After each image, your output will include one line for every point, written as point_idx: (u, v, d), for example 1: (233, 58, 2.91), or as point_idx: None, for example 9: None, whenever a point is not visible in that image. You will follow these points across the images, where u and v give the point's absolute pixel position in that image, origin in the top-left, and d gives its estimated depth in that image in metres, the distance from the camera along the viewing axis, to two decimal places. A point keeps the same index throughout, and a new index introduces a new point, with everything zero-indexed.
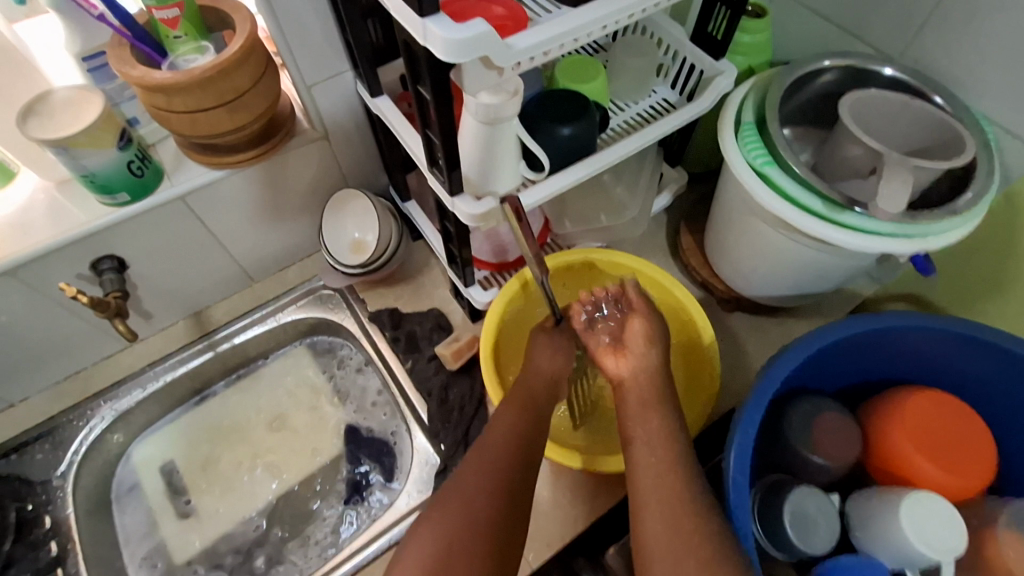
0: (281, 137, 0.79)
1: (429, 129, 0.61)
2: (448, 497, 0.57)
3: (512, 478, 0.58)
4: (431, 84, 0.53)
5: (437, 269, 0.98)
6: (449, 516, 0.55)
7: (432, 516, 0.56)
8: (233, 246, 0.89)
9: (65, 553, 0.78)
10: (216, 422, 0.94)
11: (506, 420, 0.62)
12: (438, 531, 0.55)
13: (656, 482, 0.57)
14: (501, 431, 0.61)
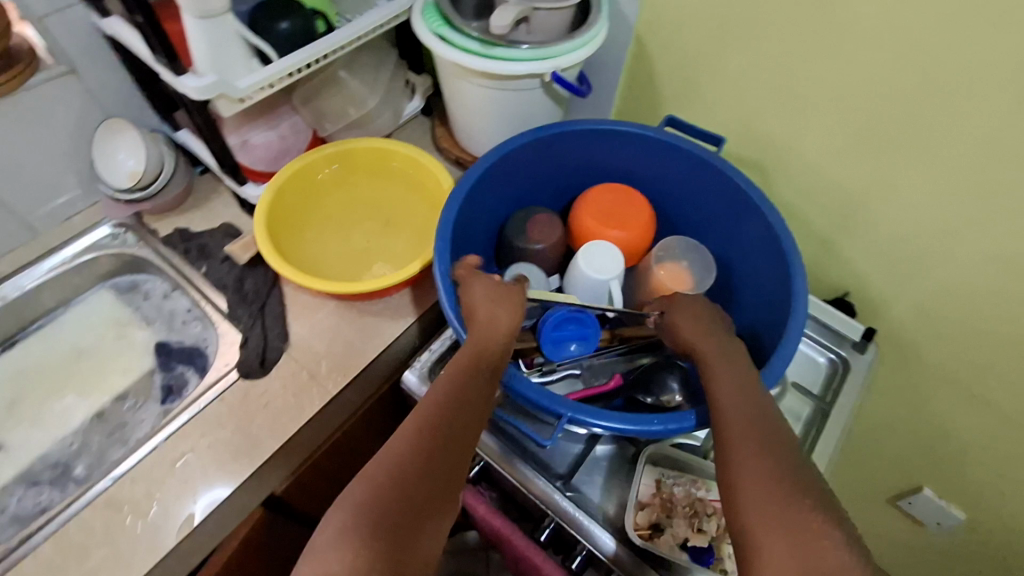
0: (23, 67, 0.86)
1: (136, 19, 0.75)
2: (387, 448, 0.61)
3: (452, 435, 0.63)
4: None
5: (225, 192, 1.08)
6: (383, 474, 0.58)
7: (362, 477, 0.58)
8: (3, 191, 0.94)
9: None
10: (22, 368, 0.97)
11: (447, 384, 0.67)
12: (377, 475, 0.58)
13: (744, 436, 0.60)
14: (447, 393, 0.66)
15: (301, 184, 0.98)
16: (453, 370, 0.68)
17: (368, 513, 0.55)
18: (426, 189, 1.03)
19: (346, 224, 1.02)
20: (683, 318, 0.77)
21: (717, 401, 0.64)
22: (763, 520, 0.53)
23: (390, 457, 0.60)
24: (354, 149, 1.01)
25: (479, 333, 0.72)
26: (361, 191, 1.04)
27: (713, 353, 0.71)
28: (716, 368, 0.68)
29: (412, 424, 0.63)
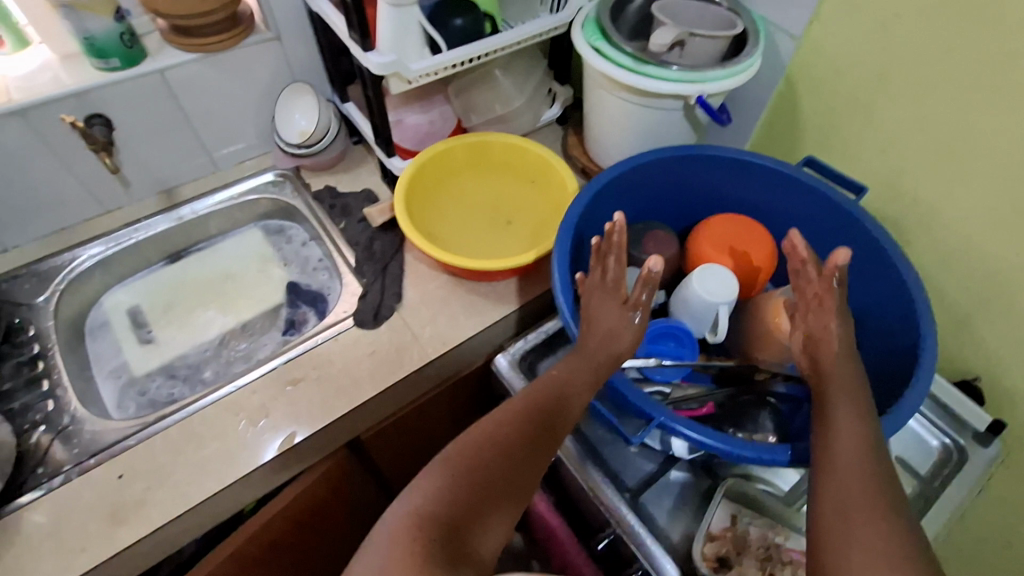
0: (242, 28, 1.03)
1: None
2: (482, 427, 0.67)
3: (540, 433, 0.69)
4: None
5: (372, 161, 1.21)
6: (477, 448, 0.65)
7: (459, 444, 0.65)
8: (202, 129, 1.10)
9: (45, 352, 0.94)
10: (182, 278, 1.12)
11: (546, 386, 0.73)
12: (473, 447, 0.65)
13: (854, 472, 0.61)
14: (544, 395, 0.72)
15: (440, 165, 1.07)
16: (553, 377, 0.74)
17: (462, 478, 0.62)
18: (550, 191, 1.08)
19: (471, 218, 1.09)
20: (822, 316, 0.73)
21: (837, 433, 0.64)
22: (864, 561, 0.54)
23: (485, 434, 0.66)
24: (489, 151, 1.09)
25: (590, 341, 0.76)
26: (487, 191, 1.12)
27: (842, 377, 0.69)
28: (840, 396, 0.67)
29: (509, 412, 0.69)
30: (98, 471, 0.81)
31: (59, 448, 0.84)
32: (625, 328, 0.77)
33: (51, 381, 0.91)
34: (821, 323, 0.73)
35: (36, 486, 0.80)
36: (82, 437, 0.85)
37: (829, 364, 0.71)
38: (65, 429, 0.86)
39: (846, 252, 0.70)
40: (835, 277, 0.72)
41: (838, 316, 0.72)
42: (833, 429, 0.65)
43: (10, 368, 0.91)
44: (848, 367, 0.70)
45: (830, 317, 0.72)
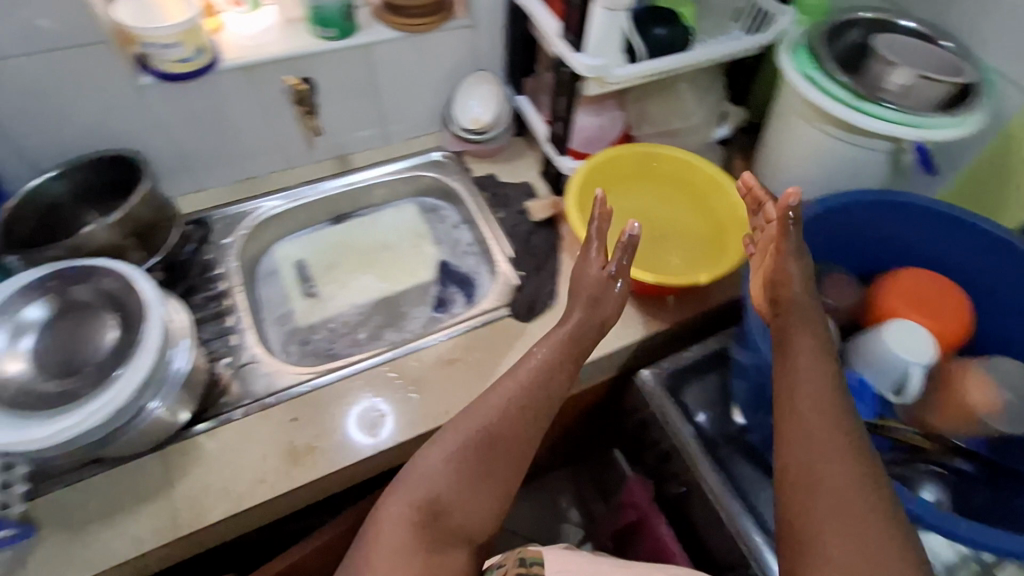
0: (439, 18, 1.06)
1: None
2: (485, 401, 0.74)
3: (549, 406, 0.76)
4: None
5: (533, 155, 1.23)
6: (491, 419, 0.72)
7: (474, 414, 0.73)
8: (386, 102, 1.16)
9: (229, 291, 1.01)
10: (342, 241, 1.19)
11: (535, 367, 0.76)
12: (482, 423, 0.72)
13: (822, 448, 0.59)
14: (527, 375, 0.76)
15: (609, 170, 1.07)
16: (547, 352, 0.78)
17: (478, 445, 0.71)
18: (716, 214, 1.06)
19: (624, 222, 1.09)
20: (774, 258, 0.74)
21: (800, 370, 0.65)
22: (832, 509, 0.56)
23: (496, 410, 0.73)
24: (671, 166, 1.08)
25: (576, 323, 0.81)
26: (649, 201, 1.11)
27: (790, 305, 0.71)
28: (799, 329, 0.69)
29: (505, 389, 0.75)
30: (274, 411, 0.88)
31: (240, 383, 0.91)
32: (608, 288, 0.84)
33: (234, 319, 0.98)
34: (780, 264, 0.73)
35: (222, 414, 0.87)
36: (260, 377, 0.92)
37: (784, 305, 0.72)
38: (245, 366, 0.93)
39: (797, 193, 0.72)
40: (792, 220, 0.73)
41: (794, 255, 0.73)
42: (796, 363, 0.66)
43: (201, 300, 0.99)
44: (813, 310, 0.71)
45: (786, 259, 0.73)
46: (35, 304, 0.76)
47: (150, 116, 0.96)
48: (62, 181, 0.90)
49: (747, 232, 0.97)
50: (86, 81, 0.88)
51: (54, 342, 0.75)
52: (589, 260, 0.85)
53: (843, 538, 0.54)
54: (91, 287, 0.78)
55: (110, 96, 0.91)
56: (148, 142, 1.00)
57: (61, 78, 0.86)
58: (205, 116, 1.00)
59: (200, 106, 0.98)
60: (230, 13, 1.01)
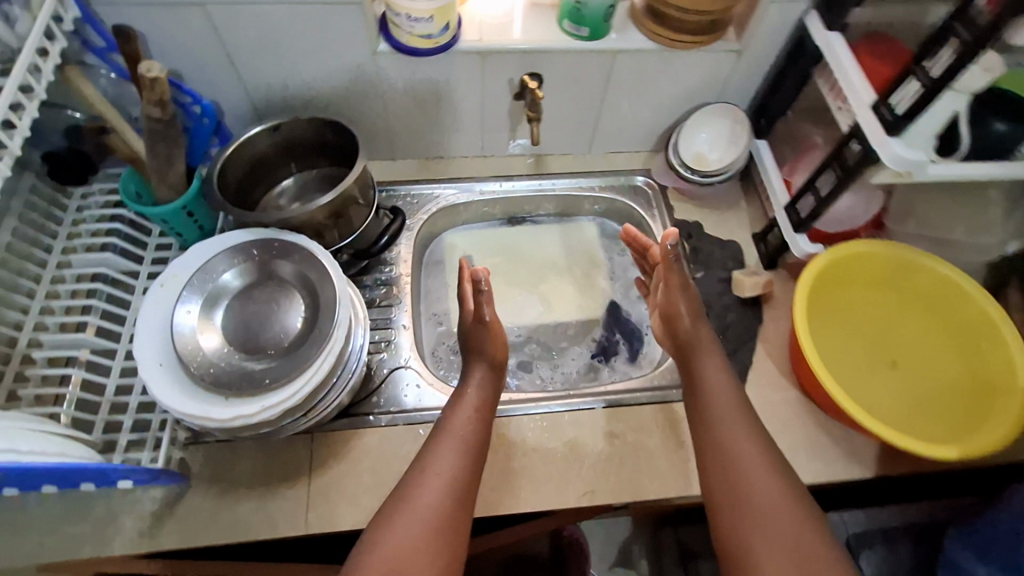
0: (709, 38, 0.89)
1: (923, 71, 0.65)
2: (442, 457, 0.71)
3: (484, 453, 0.75)
4: (981, 26, 0.58)
5: (748, 211, 1.06)
6: (457, 468, 0.71)
7: (436, 464, 0.70)
8: (605, 112, 1.02)
9: (399, 278, 0.98)
10: (512, 248, 1.11)
11: (468, 427, 0.75)
12: (453, 470, 0.70)
13: (766, 497, 0.66)
14: (467, 409, 0.77)
15: (854, 267, 0.89)
16: (465, 415, 0.76)
17: (451, 504, 0.68)
18: (982, 363, 0.84)
19: (852, 339, 0.91)
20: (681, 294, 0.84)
21: (710, 392, 0.77)
22: (758, 532, 0.64)
23: (440, 462, 0.70)
24: (941, 292, 0.87)
25: (477, 387, 0.81)
26: (895, 324, 0.92)
27: (708, 344, 0.81)
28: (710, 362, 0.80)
29: (449, 443, 0.73)
30: (418, 430, 0.84)
31: (390, 386, 0.88)
32: (496, 338, 0.86)
33: (396, 312, 0.95)
34: (675, 299, 0.84)
35: (368, 416, 0.85)
36: (410, 387, 0.88)
37: (693, 336, 0.82)
38: (398, 369, 0.90)
39: (677, 237, 0.81)
40: (673, 255, 0.82)
41: (681, 289, 0.84)
42: (702, 377, 0.79)
43: (371, 282, 0.96)
44: (710, 343, 0.82)
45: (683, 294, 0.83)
46: (230, 270, 0.74)
47: (372, 83, 0.91)
48: (277, 135, 0.87)
49: (1016, 407, 0.76)
50: (327, 39, 0.83)
51: (242, 314, 0.74)
52: (480, 345, 0.84)
53: (777, 540, 0.63)
54: (295, 266, 0.75)
55: (343, 58, 0.86)
56: (361, 106, 0.96)
57: (306, 32, 0.82)
58: (422, 92, 0.94)
59: (424, 83, 0.92)
60: None
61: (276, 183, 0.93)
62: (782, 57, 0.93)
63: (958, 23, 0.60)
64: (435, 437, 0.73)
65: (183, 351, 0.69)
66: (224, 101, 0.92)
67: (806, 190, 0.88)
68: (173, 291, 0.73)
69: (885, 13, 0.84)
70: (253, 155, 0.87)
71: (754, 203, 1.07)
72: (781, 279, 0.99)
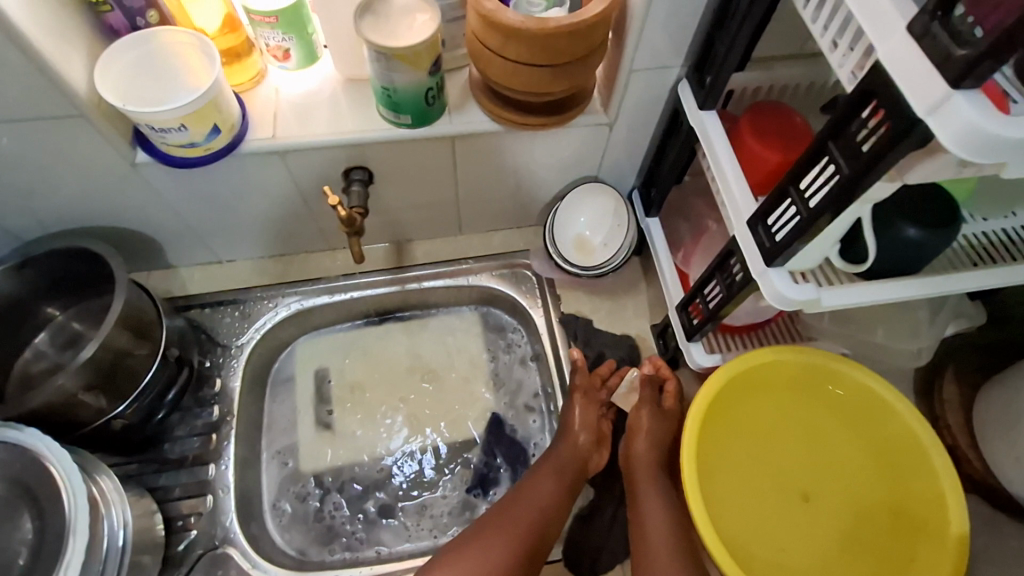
0: (568, 116, 0.71)
1: (802, 195, 0.48)
2: (509, 520, 0.66)
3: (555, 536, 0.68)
4: (858, 162, 0.41)
5: (648, 295, 0.90)
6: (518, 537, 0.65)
7: (497, 527, 0.65)
8: (467, 194, 0.85)
9: (222, 421, 0.80)
10: (377, 354, 0.91)
11: (547, 497, 0.69)
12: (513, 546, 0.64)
13: None
14: (546, 477, 0.70)
15: (750, 384, 0.72)
16: (545, 486, 0.70)
17: None
18: (909, 491, 0.68)
19: (757, 464, 0.74)
20: (659, 421, 0.76)
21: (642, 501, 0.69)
22: None
23: (499, 543, 0.64)
24: (860, 407, 0.72)
25: (560, 455, 0.73)
26: (805, 444, 0.75)
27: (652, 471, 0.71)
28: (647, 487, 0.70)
29: (516, 518, 0.66)
30: None
31: (201, 574, 0.71)
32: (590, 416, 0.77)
33: (216, 469, 0.77)
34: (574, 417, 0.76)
35: None
36: (228, 573, 0.72)
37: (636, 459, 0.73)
38: (213, 549, 0.73)
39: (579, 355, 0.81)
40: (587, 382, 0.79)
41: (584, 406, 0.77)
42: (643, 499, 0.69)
43: (184, 433, 0.78)
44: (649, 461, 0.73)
45: (654, 419, 0.75)
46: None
47: (150, 194, 0.72)
48: (29, 274, 0.69)
49: (950, 560, 0.61)
50: (62, 154, 0.64)
51: None
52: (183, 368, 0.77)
53: None
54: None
55: (96, 171, 0.67)
56: (151, 217, 0.76)
57: (35, 150, 0.63)
58: (222, 197, 0.75)
59: (221, 188, 0.73)
60: (278, 64, 0.73)
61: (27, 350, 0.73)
62: (662, 126, 0.76)
63: (836, 146, 0.43)
64: (511, 503, 0.68)
65: None
66: None
67: (693, 296, 0.71)
68: None
69: (777, 75, 0.67)
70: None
71: (654, 286, 0.91)
72: (684, 384, 0.84)
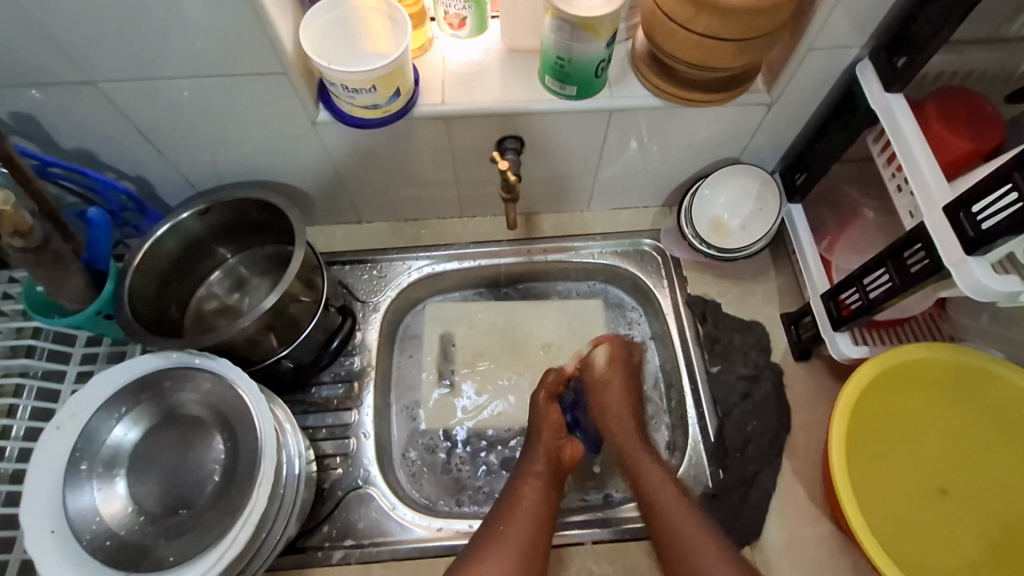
0: (732, 95, 0.70)
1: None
2: (515, 521, 0.66)
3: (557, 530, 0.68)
4: None
5: (778, 283, 0.88)
6: (531, 533, 0.65)
7: (507, 534, 0.65)
8: (604, 170, 0.85)
9: (361, 372, 0.84)
10: (497, 322, 0.93)
11: (539, 492, 0.69)
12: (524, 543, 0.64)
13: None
14: (532, 477, 0.71)
15: (903, 378, 0.71)
16: (536, 485, 0.70)
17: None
18: None
19: (897, 456, 0.73)
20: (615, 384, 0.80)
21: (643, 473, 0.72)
22: None
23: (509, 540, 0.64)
24: (1018, 413, 0.69)
25: (541, 453, 0.74)
26: (947, 442, 0.73)
27: (630, 431, 0.76)
28: (634, 446, 0.75)
29: (521, 515, 0.67)
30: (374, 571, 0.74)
31: (344, 510, 0.76)
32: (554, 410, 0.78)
33: (357, 416, 0.82)
34: (542, 409, 0.78)
35: (318, 551, 0.74)
36: (369, 512, 0.77)
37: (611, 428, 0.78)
38: (356, 489, 0.78)
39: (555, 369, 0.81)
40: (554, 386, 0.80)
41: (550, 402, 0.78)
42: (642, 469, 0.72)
43: (327, 379, 0.83)
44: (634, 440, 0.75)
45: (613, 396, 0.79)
46: (123, 420, 0.63)
47: (319, 152, 0.77)
48: (208, 220, 0.74)
49: None
50: (254, 110, 0.69)
51: (148, 469, 0.62)
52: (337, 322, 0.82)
53: None
54: (200, 398, 0.64)
55: (278, 126, 0.71)
56: (313, 174, 0.81)
57: (229, 105, 0.68)
58: (380, 159, 0.79)
59: (382, 149, 0.77)
60: (446, 33, 0.76)
61: (201, 287, 0.80)
62: (824, 109, 0.74)
63: None
64: (511, 504, 0.68)
65: (75, 523, 0.58)
66: (150, 176, 0.79)
67: (850, 283, 0.70)
68: (68, 437, 0.61)
69: (967, 59, 0.64)
70: (160, 270, 0.73)
71: (785, 274, 0.88)
72: (814, 375, 0.82)
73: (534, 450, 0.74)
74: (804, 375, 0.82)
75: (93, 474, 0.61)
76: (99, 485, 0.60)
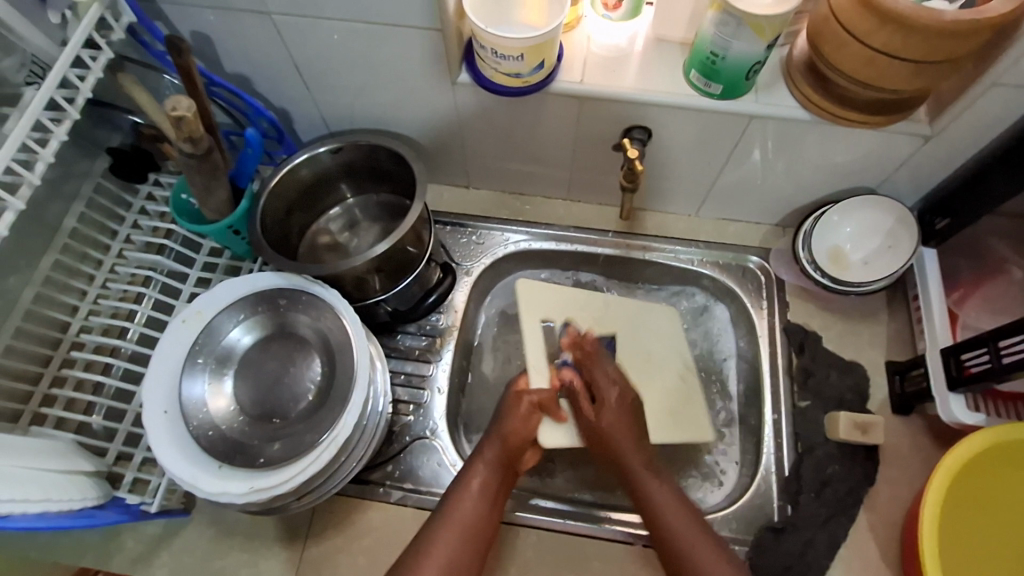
0: (889, 119, 0.66)
1: None
2: (446, 536, 0.61)
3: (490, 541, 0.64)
4: None
5: (889, 328, 0.83)
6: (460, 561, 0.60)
7: (441, 542, 0.60)
8: (724, 177, 0.82)
9: (444, 329, 0.87)
10: (588, 315, 0.82)
11: (477, 506, 0.64)
12: (453, 554, 0.60)
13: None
14: (474, 488, 0.65)
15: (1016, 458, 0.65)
16: (476, 499, 0.64)
17: None
18: None
19: (979, 545, 0.68)
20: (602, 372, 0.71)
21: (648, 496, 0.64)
22: None
23: (447, 546, 0.60)
24: None
25: (491, 462, 0.67)
26: None
27: (630, 437, 0.68)
28: (630, 455, 0.66)
29: (458, 524, 0.62)
30: (428, 519, 0.77)
31: (409, 455, 0.80)
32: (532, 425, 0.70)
33: (434, 370, 0.84)
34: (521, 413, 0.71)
35: (379, 487, 0.78)
36: (431, 462, 0.80)
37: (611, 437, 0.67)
38: (422, 438, 0.81)
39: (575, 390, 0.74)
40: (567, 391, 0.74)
41: (521, 413, 0.71)
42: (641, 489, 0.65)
43: (413, 330, 0.86)
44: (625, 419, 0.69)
45: (602, 400, 0.69)
46: (241, 324, 0.69)
47: (448, 111, 0.79)
48: (339, 156, 0.78)
49: None
50: (398, 59, 0.71)
51: (254, 375, 0.69)
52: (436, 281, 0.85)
53: None
54: (312, 322, 0.69)
55: (418, 80, 0.74)
56: (438, 132, 0.84)
57: (379, 53, 0.71)
58: (505, 127, 0.80)
59: (511, 119, 0.78)
60: (596, 14, 0.75)
61: (320, 219, 0.86)
62: (988, 152, 0.68)
63: None
64: (451, 511, 0.63)
65: (187, 408, 0.64)
66: (291, 109, 0.84)
67: (979, 343, 0.65)
68: (192, 331, 0.67)
69: None
70: (288, 197, 0.78)
71: (899, 322, 0.83)
72: (911, 432, 0.77)
73: (481, 455, 0.68)
74: (900, 430, 0.77)
75: (207, 366, 0.67)
76: (210, 379, 0.67)
